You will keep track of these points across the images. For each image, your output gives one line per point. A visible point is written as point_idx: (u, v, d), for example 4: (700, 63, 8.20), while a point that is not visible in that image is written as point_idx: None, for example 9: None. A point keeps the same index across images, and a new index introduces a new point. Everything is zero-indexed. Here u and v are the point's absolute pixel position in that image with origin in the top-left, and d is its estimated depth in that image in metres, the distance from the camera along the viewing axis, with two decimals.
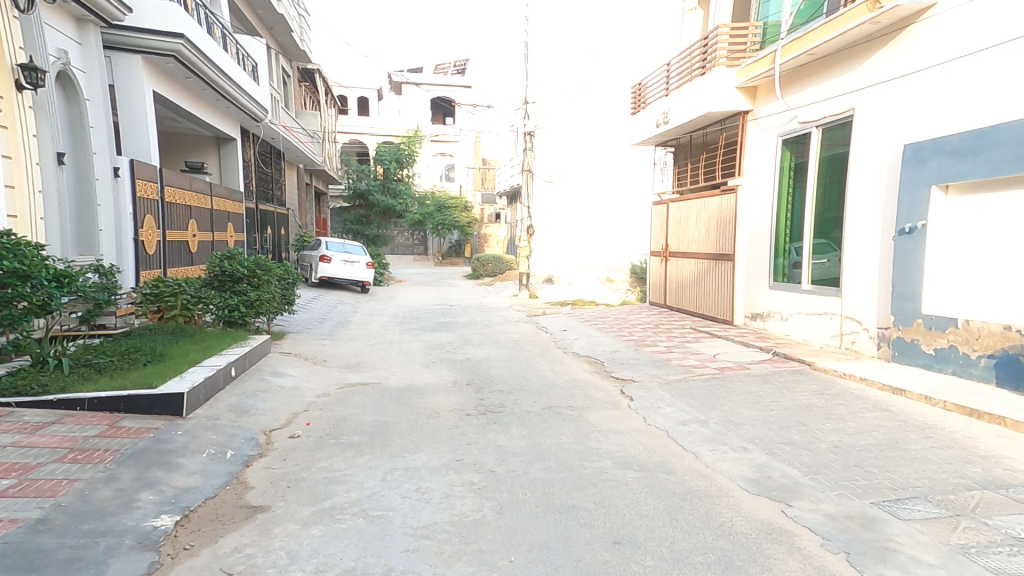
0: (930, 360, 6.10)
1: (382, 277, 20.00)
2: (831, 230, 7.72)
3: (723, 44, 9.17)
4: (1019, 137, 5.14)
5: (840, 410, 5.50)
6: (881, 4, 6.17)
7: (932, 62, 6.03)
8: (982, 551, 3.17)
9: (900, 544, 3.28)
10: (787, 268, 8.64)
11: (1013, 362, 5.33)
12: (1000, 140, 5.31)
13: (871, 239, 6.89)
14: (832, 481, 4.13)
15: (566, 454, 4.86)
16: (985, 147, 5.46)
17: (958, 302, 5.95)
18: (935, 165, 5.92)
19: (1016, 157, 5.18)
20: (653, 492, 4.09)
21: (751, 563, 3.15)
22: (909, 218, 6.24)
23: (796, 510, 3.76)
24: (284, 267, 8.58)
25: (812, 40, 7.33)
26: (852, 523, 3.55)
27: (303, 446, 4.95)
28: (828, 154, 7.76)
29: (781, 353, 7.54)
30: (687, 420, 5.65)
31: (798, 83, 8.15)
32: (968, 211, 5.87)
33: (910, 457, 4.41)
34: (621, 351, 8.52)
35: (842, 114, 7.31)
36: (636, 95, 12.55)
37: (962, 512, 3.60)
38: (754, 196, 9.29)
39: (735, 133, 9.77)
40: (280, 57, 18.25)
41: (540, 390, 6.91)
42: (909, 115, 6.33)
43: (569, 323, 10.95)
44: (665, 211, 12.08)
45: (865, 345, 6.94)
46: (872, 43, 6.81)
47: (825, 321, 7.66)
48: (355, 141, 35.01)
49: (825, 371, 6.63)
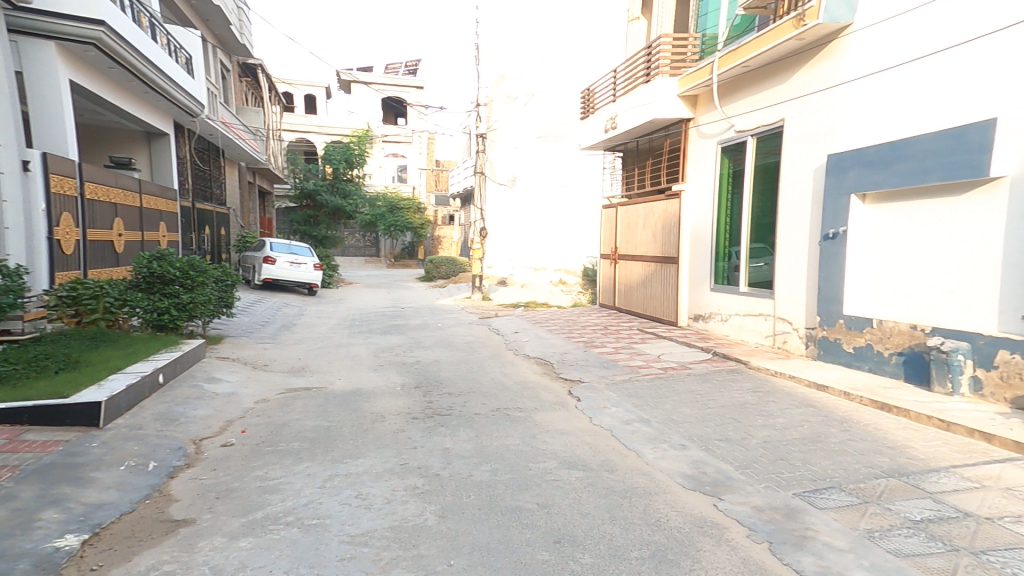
0: (850, 358, 6.46)
1: (331, 279, 19.46)
2: (766, 234, 8.07)
3: (667, 52, 9.45)
4: (928, 150, 5.51)
5: (771, 407, 5.77)
6: (805, 21, 6.54)
7: (853, 77, 6.43)
8: (885, 535, 3.37)
9: (816, 531, 3.46)
10: (727, 272, 8.95)
11: (919, 359, 5.71)
12: (912, 153, 5.68)
13: (799, 243, 7.26)
14: (760, 475, 4.33)
15: (512, 455, 4.88)
16: (898, 158, 5.83)
17: (877, 305, 6.34)
18: (855, 174, 6.30)
19: (924, 169, 5.55)
20: (594, 491, 4.16)
21: (682, 556, 3.25)
22: (833, 223, 6.61)
23: (726, 503, 3.91)
24: (223, 270, 8.17)
25: (746, 53, 7.67)
26: (776, 514, 3.73)
27: (236, 455, 4.75)
28: (762, 163, 8.13)
29: (720, 352, 7.83)
30: (631, 419, 5.79)
31: (734, 95, 8.54)
32: (884, 217, 6.25)
33: (829, 450, 4.67)
34: (570, 353, 8.62)
35: (774, 124, 7.68)
36: (586, 99, 12.76)
37: (870, 499, 3.83)
38: (697, 201, 9.63)
39: (679, 140, 10.09)
40: (218, 50, 17.53)
41: (491, 392, 6.92)
42: (834, 127, 6.69)
43: (521, 325, 10.99)
44: (614, 214, 12.36)
45: (795, 344, 7.31)
46: (801, 57, 7.17)
47: (761, 321, 8.02)
48: (303, 140, 34.22)
49: (759, 369, 6.95)
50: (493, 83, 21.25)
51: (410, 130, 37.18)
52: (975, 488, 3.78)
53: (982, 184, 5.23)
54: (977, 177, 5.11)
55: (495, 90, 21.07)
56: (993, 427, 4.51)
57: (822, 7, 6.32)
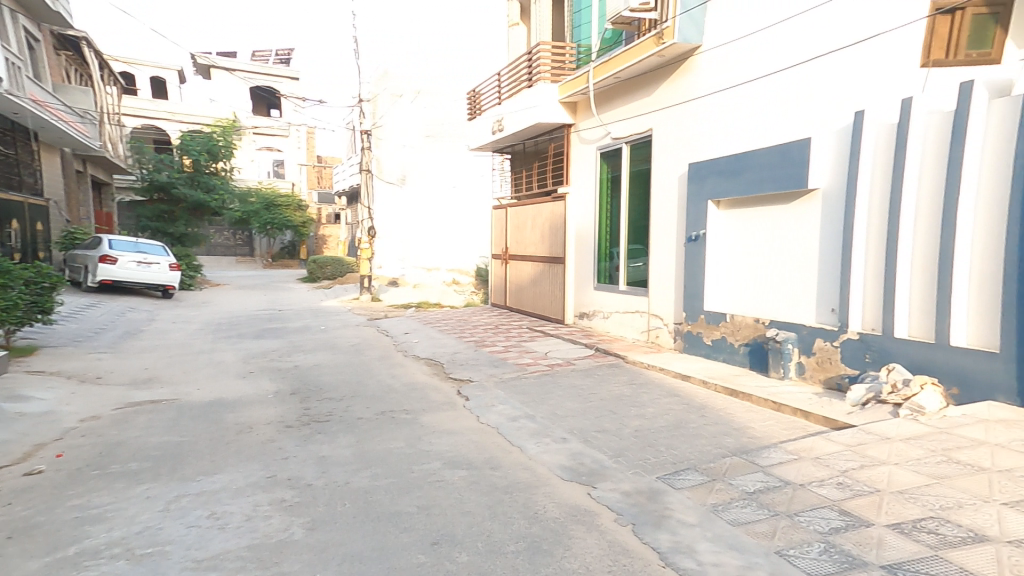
0: (709, 350, 7.11)
1: (191, 281, 17.49)
2: (641, 237, 8.64)
3: (546, 60, 9.85)
4: (764, 163, 6.16)
5: (643, 398, 6.17)
6: (664, 40, 7.16)
7: (708, 92, 7.09)
8: (726, 508, 3.58)
9: (673, 510, 3.67)
10: (608, 271, 9.44)
11: (760, 350, 6.40)
12: (752, 165, 6.32)
13: (669, 246, 7.87)
14: (631, 462, 4.56)
15: (395, 459, 4.66)
16: (742, 169, 6.45)
17: (731, 301, 7.00)
18: (711, 182, 6.91)
19: (761, 180, 6.21)
20: (478, 489, 4.09)
21: (556, 545, 3.29)
22: (695, 227, 7.21)
23: (599, 491, 4.05)
24: (36, 269, 6.91)
25: (617, 64, 8.17)
26: (641, 497, 3.92)
27: (47, 483, 3.99)
28: (636, 169, 8.71)
29: (602, 348, 8.24)
30: (517, 416, 5.83)
31: (609, 104, 9.06)
32: (734, 222, 6.91)
33: (688, 435, 5.07)
34: (461, 353, 8.53)
35: (644, 133, 8.27)
36: (472, 100, 12.85)
37: (717, 476, 4.09)
38: (581, 204, 10.08)
39: (562, 145, 10.50)
40: (25, 17, 14.83)
41: (376, 395, 6.60)
42: (695, 138, 7.32)
43: (411, 326, 10.70)
44: (504, 215, 12.55)
45: (666, 338, 7.91)
46: (664, 71, 7.80)
47: (637, 318, 8.58)
48: (150, 127, 30.67)
49: (635, 363, 7.42)
50: (374, 77, 19.75)
51: (283, 122, 34.08)
52: (793, 459, 3.99)
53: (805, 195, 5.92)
54: (800, 189, 5.77)
55: (377, 86, 19.54)
56: (810, 405, 5.10)
57: (677, 27, 7.00)
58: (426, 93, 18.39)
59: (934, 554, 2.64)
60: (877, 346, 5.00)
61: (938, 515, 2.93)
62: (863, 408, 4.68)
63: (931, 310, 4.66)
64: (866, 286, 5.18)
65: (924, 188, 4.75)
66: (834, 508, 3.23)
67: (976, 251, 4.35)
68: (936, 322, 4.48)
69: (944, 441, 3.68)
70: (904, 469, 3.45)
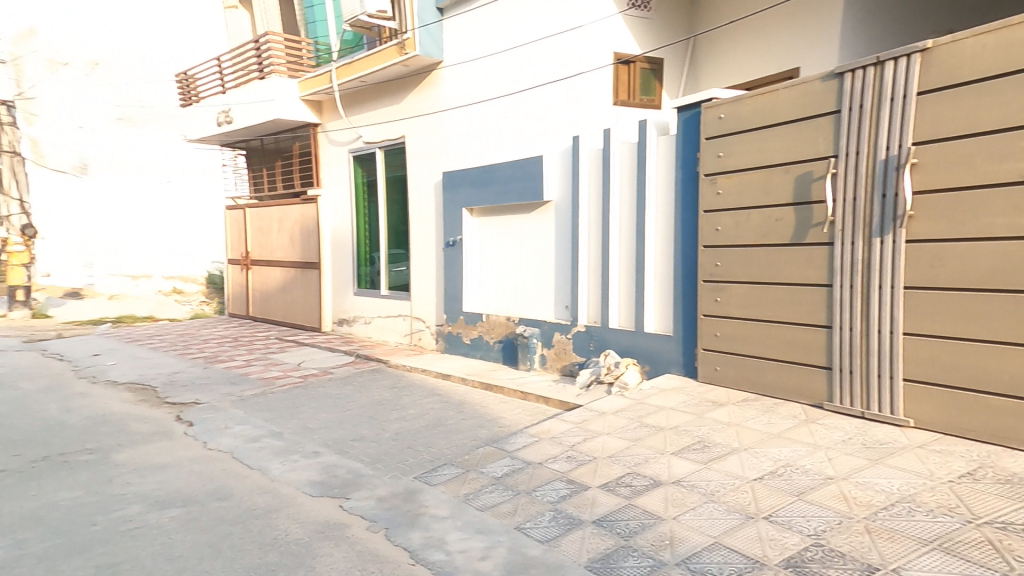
0: (469, 348, 7.43)
1: None
2: (401, 240, 8.56)
3: (278, 51, 9.16)
4: (507, 175, 6.67)
5: (405, 400, 6.02)
6: (407, 50, 7.39)
7: (459, 104, 7.43)
8: (477, 494, 3.65)
9: (428, 507, 3.54)
10: (369, 276, 9.13)
11: (511, 345, 6.90)
12: (497, 176, 6.79)
13: (428, 251, 8.03)
14: (389, 467, 4.31)
15: (65, 514, 3.40)
16: (490, 180, 6.89)
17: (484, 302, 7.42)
18: (464, 191, 7.24)
19: (506, 190, 6.71)
20: (194, 527, 3.25)
21: (296, 570, 2.81)
22: (452, 233, 7.50)
23: (353, 501, 3.66)
24: None
25: (361, 69, 8.10)
26: (397, 500, 3.68)
27: None
28: (392, 175, 8.64)
29: (363, 355, 7.81)
30: (258, 435, 4.95)
31: (358, 107, 8.84)
32: (484, 228, 7.29)
33: (447, 431, 5.11)
34: (183, 374, 6.96)
35: (396, 139, 8.31)
36: (182, 86, 10.84)
37: (470, 466, 4.12)
38: (334, 207, 9.57)
39: (309, 144, 9.82)
40: None
41: (32, 437, 4.78)
42: (451, 147, 7.58)
43: (107, 347, 8.38)
44: (244, 217, 11.11)
45: (428, 340, 8.00)
46: (411, 81, 8.00)
47: (400, 322, 8.46)
48: None
49: (397, 366, 7.25)
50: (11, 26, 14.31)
51: None
52: (534, 442, 4.30)
53: (540, 207, 6.54)
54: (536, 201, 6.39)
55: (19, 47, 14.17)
56: (548, 391, 5.74)
57: (417, 40, 7.28)
58: (106, 66, 15.22)
59: (628, 502, 3.14)
60: (598, 335, 5.82)
61: (633, 471, 3.50)
62: (588, 390, 5.49)
63: (631, 300, 5.52)
64: (588, 284, 5.95)
65: (621, 198, 5.55)
66: (562, 478, 3.61)
67: (656, 252, 5.22)
68: (636, 310, 5.37)
69: (637, 410, 4.46)
70: (613, 437, 4.07)
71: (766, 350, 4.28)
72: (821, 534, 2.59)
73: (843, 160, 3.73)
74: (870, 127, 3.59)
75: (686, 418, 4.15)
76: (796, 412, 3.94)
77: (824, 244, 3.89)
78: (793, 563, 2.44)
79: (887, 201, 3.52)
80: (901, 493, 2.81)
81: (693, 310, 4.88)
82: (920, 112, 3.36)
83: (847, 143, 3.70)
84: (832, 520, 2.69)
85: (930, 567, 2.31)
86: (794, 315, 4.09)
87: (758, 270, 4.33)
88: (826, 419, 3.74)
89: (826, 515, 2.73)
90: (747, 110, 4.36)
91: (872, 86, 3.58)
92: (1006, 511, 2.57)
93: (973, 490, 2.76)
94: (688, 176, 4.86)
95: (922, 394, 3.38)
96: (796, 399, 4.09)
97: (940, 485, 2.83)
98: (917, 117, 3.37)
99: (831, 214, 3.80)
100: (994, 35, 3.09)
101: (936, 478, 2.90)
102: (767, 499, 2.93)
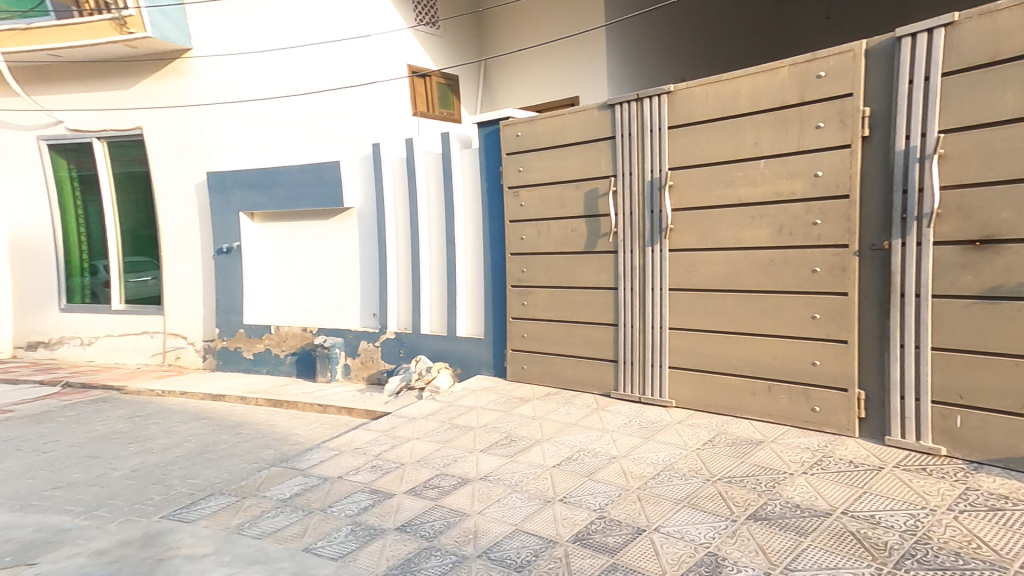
0: (251, 364, 7.29)
1: None
2: (149, 248, 8.23)
3: None
4: (297, 178, 6.62)
5: (153, 429, 5.64)
6: (127, 28, 6.88)
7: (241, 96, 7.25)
8: (254, 523, 3.12)
9: (178, 548, 2.91)
10: (92, 288, 8.68)
11: (307, 356, 6.96)
12: (279, 180, 6.72)
13: (186, 263, 7.78)
14: (111, 514, 3.88)
15: None
16: (273, 183, 6.77)
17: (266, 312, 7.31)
18: (238, 195, 7.03)
19: (290, 195, 6.68)
20: None
21: None
22: (225, 239, 7.17)
23: (41, 566, 2.92)
24: None
25: (48, 40, 7.23)
26: (131, 548, 2.95)
27: None
28: (122, 171, 8.25)
29: (72, 384, 7.36)
30: None
31: (66, 83, 8.02)
32: (272, 234, 7.12)
33: (217, 458, 4.84)
34: None
35: (132, 130, 7.83)
36: None
37: (248, 493, 3.50)
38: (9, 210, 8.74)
39: None
40: None
41: None
42: (233, 142, 7.32)
43: None
44: None
45: (191, 358, 7.80)
46: (143, 65, 7.58)
47: (147, 340, 8.17)
48: None
49: (144, 392, 6.91)
50: None
51: None
52: (334, 455, 3.95)
53: (339, 213, 6.58)
54: (336, 207, 6.41)
55: None
56: (352, 401, 5.88)
57: (147, 20, 6.79)
58: None
59: (435, 503, 3.16)
60: (408, 342, 6.04)
61: (442, 472, 3.54)
62: (399, 397, 5.81)
63: (445, 302, 5.73)
64: (398, 290, 6.15)
65: (432, 205, 5.79)
66: (366, 488, 3.41)
67: (466, 254, 5.56)
68: (450, 313, 5.65)
69: (449, 413, 4.55)
70: (423, 441, 4.05)
71: (564, 347, 4.76)
72: (604, 508, 2.95)
73: (621, 180, 4.31)
74: (638, 153, 4.21)
75: (496, 415, 4.38)
76: (590, 403, 4.46)
77: (610, 252, 4.45)
78: (579, 536, 2.73)
79: (653, 216, 4.16)
80: (666, 463, 3.37)
81: (503, 313, 5.27)
82: (671, 144, 4.04)
83: (623, 166, 4.28)
84: (614, 494, 3.08)
85: (681, 522, 2.80)
86: (591, 315, 4.60)
87: (559, 275, 4.78)
88: (612, 407, 4.30)
89: (609, 490, 3.13)
90: (542, 129, 4.77)
91: (637, 118, 4.19)
92: (734, 469, 3.27)
93: (714, 453, 3.46)
94: (495, 186, 5.24)
95: (683, 378, 4.09)
96: (592, 390, 4.63)
97: (692, 453, 3.48)
98: (669, 148, 4.05)
99: (615, 228, 4.36)
100: (713, 86, 3.83)
101: (689, 448, 3.56)
102: (563, 483, 3.24)
